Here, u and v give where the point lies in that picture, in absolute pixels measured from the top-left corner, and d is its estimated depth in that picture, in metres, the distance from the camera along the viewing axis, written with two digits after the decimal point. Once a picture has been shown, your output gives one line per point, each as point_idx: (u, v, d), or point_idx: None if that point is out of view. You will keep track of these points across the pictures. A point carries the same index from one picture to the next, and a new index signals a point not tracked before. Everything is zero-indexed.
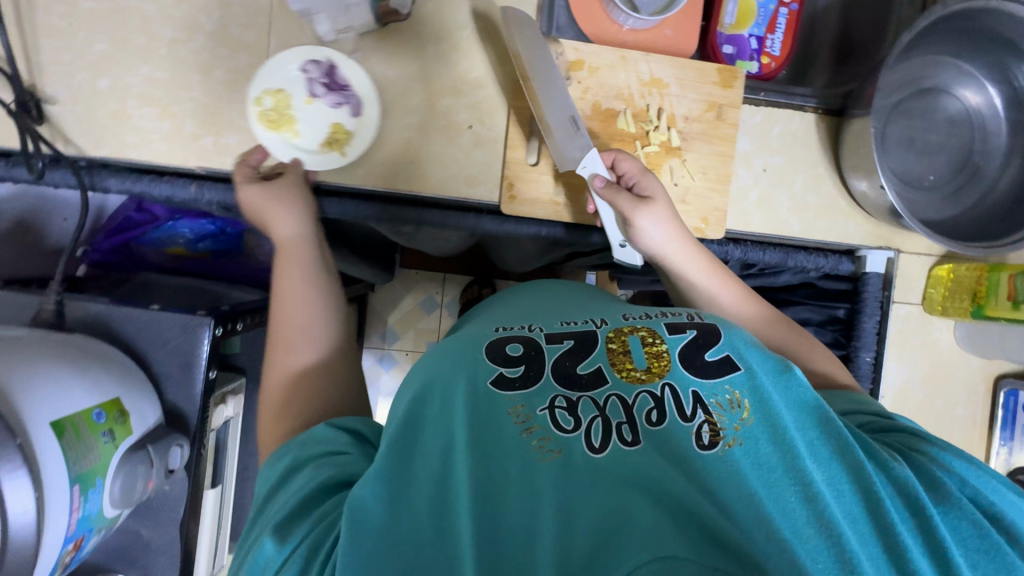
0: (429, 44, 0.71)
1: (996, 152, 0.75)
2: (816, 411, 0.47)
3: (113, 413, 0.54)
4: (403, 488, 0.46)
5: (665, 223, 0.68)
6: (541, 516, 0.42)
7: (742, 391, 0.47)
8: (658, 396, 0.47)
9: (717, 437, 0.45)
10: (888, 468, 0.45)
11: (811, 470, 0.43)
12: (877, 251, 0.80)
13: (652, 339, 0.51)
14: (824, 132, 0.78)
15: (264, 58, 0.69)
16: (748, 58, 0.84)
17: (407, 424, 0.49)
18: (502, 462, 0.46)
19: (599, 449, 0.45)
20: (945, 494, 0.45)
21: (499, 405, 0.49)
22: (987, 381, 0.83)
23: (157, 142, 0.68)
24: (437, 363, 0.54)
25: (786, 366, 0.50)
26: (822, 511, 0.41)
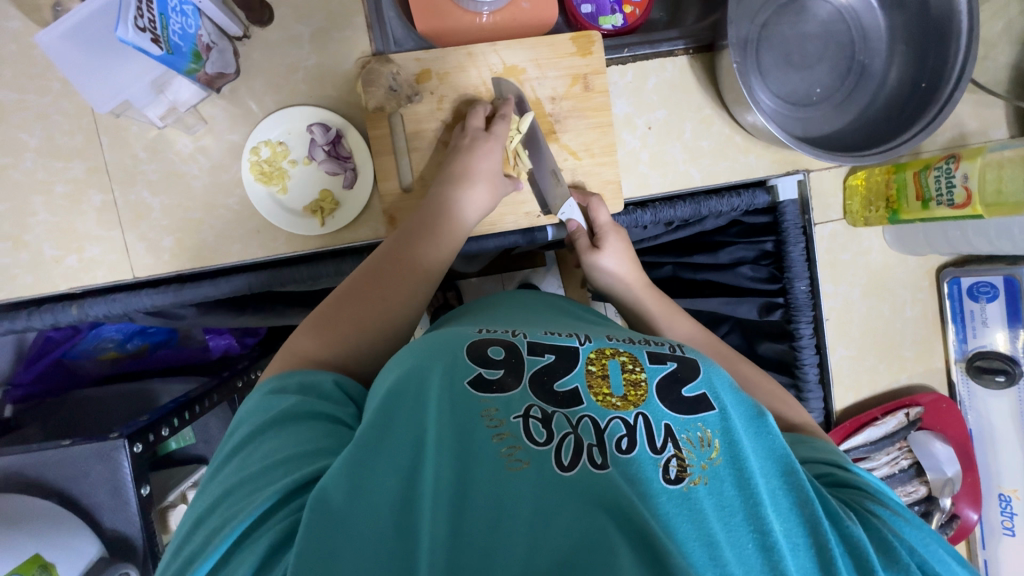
0: (267, 97, 0.67)
1: (878, 47, 0.72)
2: (784, 462, 0.45)
3: (35, 569, 0.55)
4: (368, 481, 0.43)
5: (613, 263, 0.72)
6: (505, 518, 0.40)
7: (714, 430, 0.44)
8: (631, 424, 0.44)
9: (683, 473, 0.42)
10: (844, 526, 0.44)
11: (770, 518, 0.41)
12: (786, 177, 0.78)
13: (632, 365, 0.48)
14: (700, 71, 0.75)
15: (99, 159, 0.65)
16: (610, 12, 0.79)
17: (381, 417, 0.46)
18: (475, 461, 0.43)
19: (569, 467, 0.42)
20: (897, 560, 0.43)
21: (472, 406, 0.46)
22: (929, 276, 0.81)
23: (20, 275, 0.66)
24: (413, 357, 0.51)
25: (760, 412, 0.47)
26: (778, 563, 0.39)
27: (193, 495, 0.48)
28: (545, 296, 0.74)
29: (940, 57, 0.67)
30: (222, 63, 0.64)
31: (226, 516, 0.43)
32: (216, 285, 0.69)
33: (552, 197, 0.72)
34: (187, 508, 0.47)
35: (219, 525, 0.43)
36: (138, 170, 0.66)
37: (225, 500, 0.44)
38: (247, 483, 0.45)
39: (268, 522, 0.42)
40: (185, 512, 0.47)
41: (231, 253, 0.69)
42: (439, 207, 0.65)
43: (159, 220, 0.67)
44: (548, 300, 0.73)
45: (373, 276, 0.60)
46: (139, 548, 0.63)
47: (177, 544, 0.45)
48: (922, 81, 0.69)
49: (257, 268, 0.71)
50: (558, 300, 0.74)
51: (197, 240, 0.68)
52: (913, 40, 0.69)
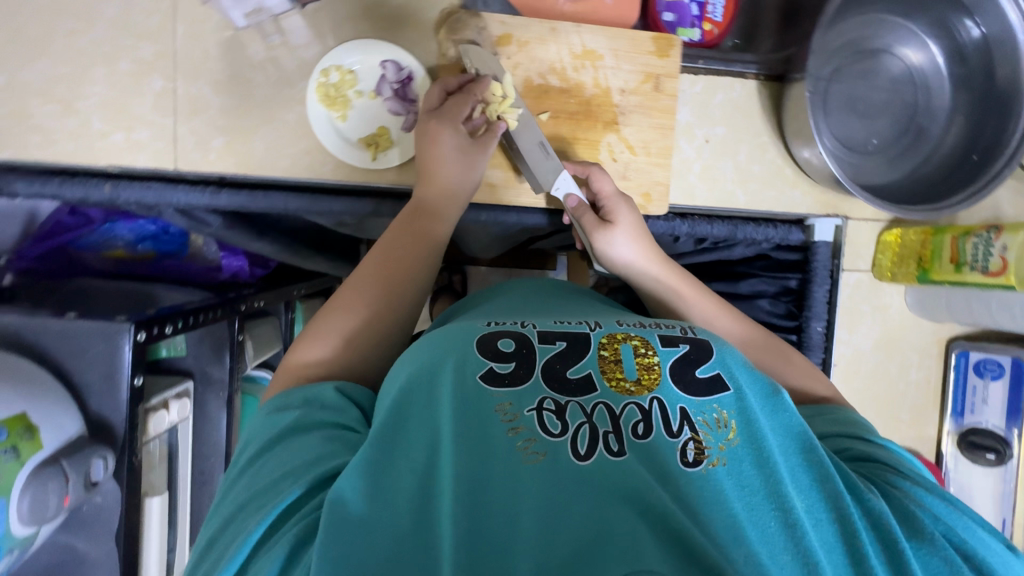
0: (348, 24, 0.67)
1: (939, 113, 0.74)
2: (801, 437, 0.47)
3: (18, 429, 0.53)
4: (383, 481, 0.44)
5: (626, 237, 0.68)
6: (524, 515, 0.40)
7: (729, 411, 0.46)
8: (646, 409, 0.46)
9: (701, 455, 0.44)
10: (864, 500, 0.46)
11: (792, 496, 0.43)
12: (825, 220, 0.79)
13: (644, 350, 0.50)
14: (767, 98, 0.76)
15: (170, 46, 0.65)
16: (689, 25, 0.81)
17: (391, 418, 0.47)
18: (489, 456, 0.43)
19: (585, 456, 0.43)
20: (918, 529, 0.46)
21: (485, 402, 0.47)
22: (939, 345, 0.83)
23: (63, 141, 0.65)
24: (419, 355, 0.52)
25: (775, 392, 0.50)
26: (801, 538, 0.41)
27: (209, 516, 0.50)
28: (553, 279, 0.75)
29: (997, 133, 0.69)
30: None
31: (246, 526, 0.45)
32: (254, 198, 0.70)
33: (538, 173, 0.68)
34: (205, 527, 0.49)
35: (240, 536, 0.45)
36: (205, 66, 0.66)
37: (243, 514, 0.46)
38: (263, 493, 0.47)
39: (286, 525, 0.44)
40: (203, 531, 0.49)
41: (276, 169, 0.68)
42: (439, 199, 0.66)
43: (213, 119, 0.66)
44: (552, 285, 0.74)
45: (379, 279, 0.62)
46: (119, 437, 0.61)
47: (201, 559, 0.47)
48: (974, 154, 0.71)
49: (298, 190, 0.71)
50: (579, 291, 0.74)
51: (246, 147, 0.67)
52: (973, 115, 0.72)
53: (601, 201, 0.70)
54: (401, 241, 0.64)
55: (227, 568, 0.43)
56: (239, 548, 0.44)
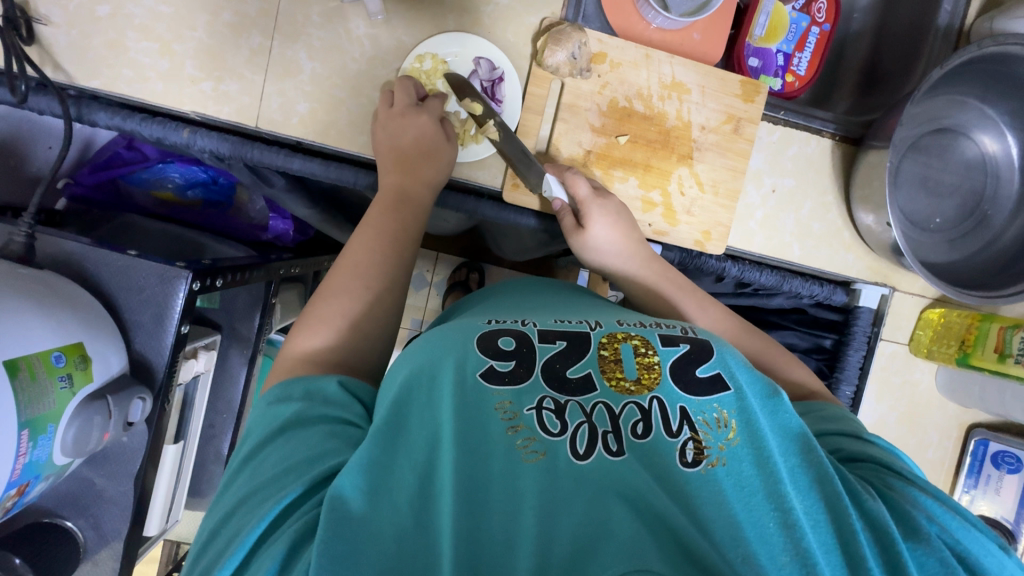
0: (451, 14, 0.68)
1: (1005, 203, 0.75)
2: (800, 437, 0.47)
3: (75, 357, 0.52)
4: (383, 479, 0.44)
5: (604, 232, 0.68)
6: (523, 518, 0.41)
7: (730, 411, 0.47)
8: (646, 408, 0.47)
9: (701, 456, 0.44)
10: (863, 502, 0.45)
11: (790, 497, 0.43)
12: (872, 286, 0.80)
13: (645, 349, 0.51)
14: (838, 159, 0.77)
15: (274, 5, 0.65)
16: (772, 74, 0.83)
17: (392, 415, 0.47)
18: (487, 456, 0.44)
19: (584, 456, 0.44)
20: (914, 530, 0.45)
21: (486, 399, 0.47)
22: (959, 428, 0.84)
23: (153, 80, 0.65)
24: (420, 354, 0.52)
25: (775, 392, 0.50)
26: (798, 538, 0.41)
27: (204, 517, 0.49)
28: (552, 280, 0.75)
29: None
30: None
31: (244, 526, 0.44)
32: (326, 168, 0.70)
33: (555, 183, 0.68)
34: (202, 526, 0.48)
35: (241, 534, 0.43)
36: (304, 31, 0.66)
37: (240, 509, 0.45)
38: (265, 487, 0.45)
39: (287, 519, 0.43)
40: (198, 528, 0.48)
41: (354, 143, 0.69)
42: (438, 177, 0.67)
43: (303, 84, 0.67)
44: (551, 283, 0.75)
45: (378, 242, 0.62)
46: (157, 380, 0.61)
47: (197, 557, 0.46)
48: None
49: (370, 168, 0.72)
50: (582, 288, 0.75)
51: (329, 117, 0.68)
52: None
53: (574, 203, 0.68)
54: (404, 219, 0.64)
55: (226, 564, 0.42)
56: (238, 545, 0.42)
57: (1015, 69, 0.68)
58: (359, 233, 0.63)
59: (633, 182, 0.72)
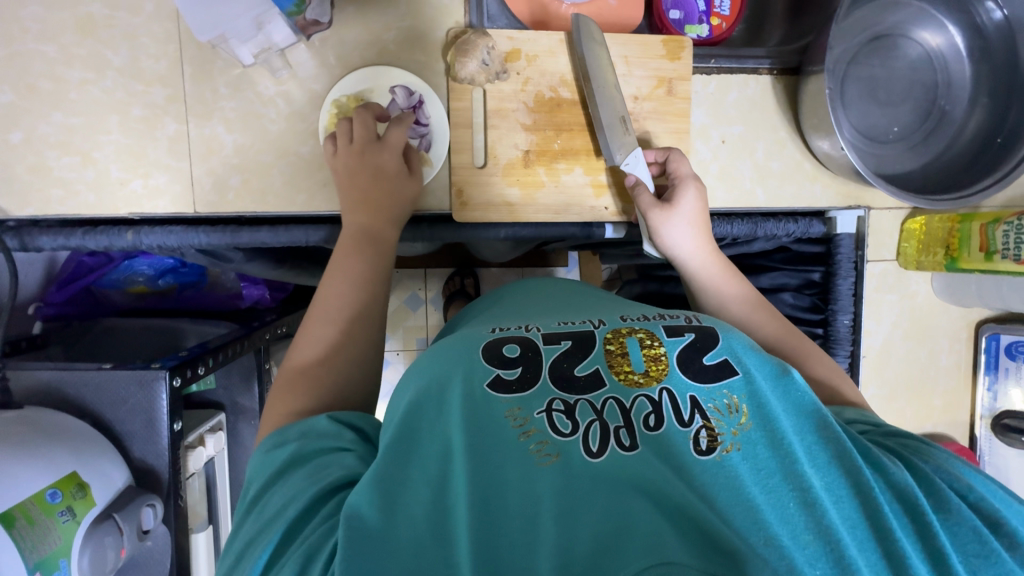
0: (355, 52, 0.67)
1: (961, 95, 0.72)
2: (815, 415, 0.44)
3: (71, 488, 0.55)
4: (398, 492, 0.41)
5: (690, 230, 0.67)
6: (545, 522, 0.39)
7: (740, 395, 0.44)
8: (656, 400, 0.45)
9: (714, 442, 0.42)
10: (887, 473, 0.43)
11: (810, 474, 0.40)
12: (847, 212, 0.78)
13: (650, 341, 0.48)
14: (782, 93, 0.75)
15: (180, 90, 0.65)
16: (697, 21, 0.79)
17: (401, 430, 0.44)
18: (502, 459, 0.42)
19: (598, 454, 0.42)
20: (945, 501, 0.42)
21: (495, 408, 0.45)
22: (968, 328, 0.82)
23: (84, 192, 0.65)
24: (427, 367, 0.49)
25: (785, 369, 0.47)
26: (821, 516, 0.38)
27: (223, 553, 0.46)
28: (578, 287, 0.71)
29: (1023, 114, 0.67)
30: (317, 12, 0.64)
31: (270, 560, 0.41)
32: (275, 233, 0.69)
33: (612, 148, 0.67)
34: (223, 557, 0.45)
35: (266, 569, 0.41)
36: (216, 106, 0.66)
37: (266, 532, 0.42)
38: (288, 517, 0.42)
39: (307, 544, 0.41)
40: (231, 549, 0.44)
41: (295, 203, 0.68)
42: (393, 189, 0.64)
43: (229, 158, 0.66)
44: (565, 284, 0.71)
45: (340, 276, 0.60)
46: (164, 482, 0.62)
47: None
48: (998, 136, 0.70)
49: (319, 222, 0.71)
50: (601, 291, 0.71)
51: (264, 184, 0.67)
52: (997, 94, 0.70)
53: (672, 181, 0.70)
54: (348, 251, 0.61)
55: None
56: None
57: None
58: (326, 278, 0.61)
59: (578, 171, 0.71)
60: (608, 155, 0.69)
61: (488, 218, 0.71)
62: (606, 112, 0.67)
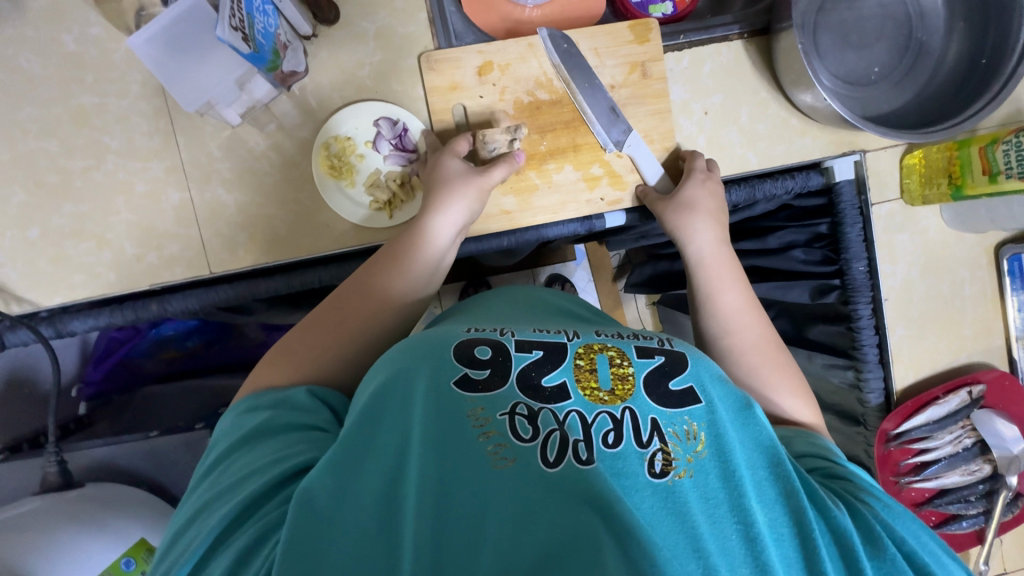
0: (334, 93, 0.69)
1: (936, 24, 0.72)
2: (771, 452, 0.45)
3: (142, 551, 0.72)
4: (352, 479, 0.43)
5: (708, 232, 0.69)
6: (490, 523, 0.40)
7: (700, 423, 0.44)
8: (618, 418, 0.44)
9: (668, 467, 0.42)
10: (830, 515, 0.44)
11: (754, 511, 0.42)
12: (843, 158, 0.77)
13: (619, 359, 0.48)
14: (756, 54, 0.75)
15: (177, 160, 0.68)
16: (659, 0, 0.80)
17: (364, 422, 0.46)
18: (461, 459, 0.43)
19: (554, 464, 0.42)
20: (880, 548, 0.44)
21: (458, 407, 0.45)
22: (988, 253, 0.81)
23: (104, 273, 0.68)
24: (402, 358, 0.50)
25: (748, 403, 0.47)
26: (761, 554, 0.40)
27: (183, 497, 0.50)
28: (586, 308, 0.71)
29: (1002, 33, 0.66)
30: (293, 62, 0.65)
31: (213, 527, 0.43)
32: (289, 280, 0.70)
33: (612, 134, 0.70)
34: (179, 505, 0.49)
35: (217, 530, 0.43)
36: (213, 170, 0.68)
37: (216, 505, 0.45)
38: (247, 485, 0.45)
39: (249, 524, 0.43)
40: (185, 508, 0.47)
41: (303, 247, 0.70)
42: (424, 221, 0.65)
43: (234, 217, 0.69)
44: (566, 301, 0.71)
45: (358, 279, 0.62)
46: None
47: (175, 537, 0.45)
48: (981, 57, 0.68)
49: (329, 261, 0.72)
50: (593, 310, 0.72)
51: (271, 235, 0.70)
52: (973, 17, 0.69)
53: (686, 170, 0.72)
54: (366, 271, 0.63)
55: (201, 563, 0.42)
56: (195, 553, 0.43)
57: None
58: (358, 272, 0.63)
59: (569, 168, 0.73)
60: (602, 141, 0.71)
61: (485, 230, 0.73)
62: (594, 104, 0.69)
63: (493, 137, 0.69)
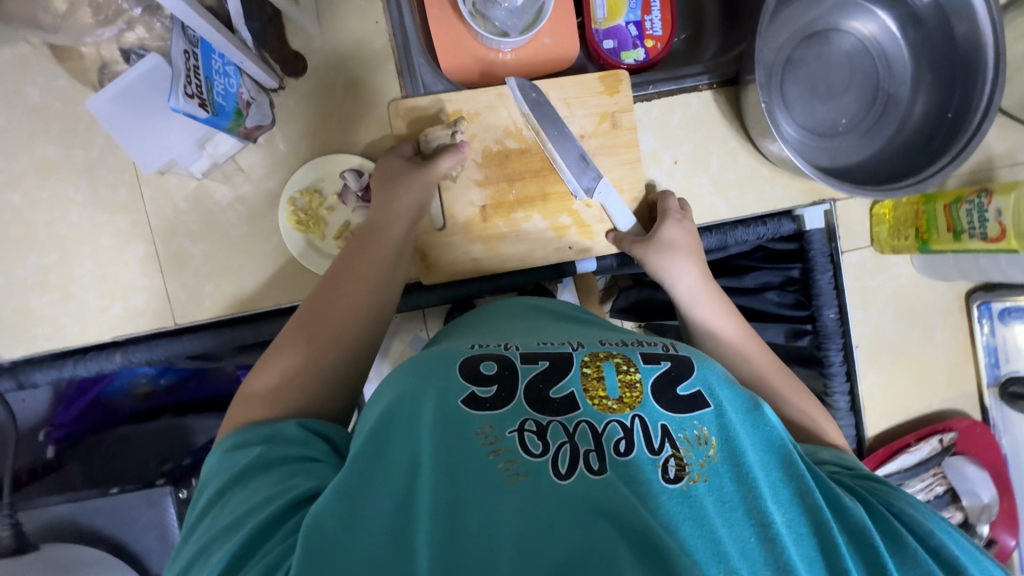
0: (302, 144, 0.69)
1: (904, 76, 0.72)
2: (782, 451, 0.45)
3: None
4: (360, 504, 0.41)
5: (692, 272, 0.69)
6: (504, 540, 0.38)
7: (710, 427, 0.44)
8: (628, 426, 0.44)
9: (682, 472, 0.42)
10: (846, 511, 0.44)
11: (771, 511, 0.41)
12: (813, 207, 0.77)
13: (626, 367, 0.48)
14: (725, 105, 0.75)
15: (143, 212, 0.67)
16: (631, 46, 0.80)
17: (370, 443, 0.44)
18: (468, 477, 0.41)
19: (567, 476, 0.41)
20: (902, 543, 0.44)
21: (465, 426, 0.44)
22: (959, 300, 0.81)
23: (67, 325, 0.67)
24: (405, 377, 0.49)
25: (755, 404, 0.47)
26: (781, 554, 0.39)
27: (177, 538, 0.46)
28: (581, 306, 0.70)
29: (967, 91, 0.65)
30: (258, 119, 0.64)
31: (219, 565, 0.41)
32: (256, 330, 0.71)
33: (583, 181, 0.69)
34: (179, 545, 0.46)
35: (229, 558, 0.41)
36: (179, 221, 0.68)
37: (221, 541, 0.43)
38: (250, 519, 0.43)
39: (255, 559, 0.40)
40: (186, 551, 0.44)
41: (269, 298, 0.70)
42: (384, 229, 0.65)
43: (200, 268, 0.69)
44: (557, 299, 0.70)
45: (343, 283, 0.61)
46: None
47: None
48: (948, 110, 0.67)
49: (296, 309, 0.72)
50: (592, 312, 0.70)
51: (237, 286, 0.69)
52: (939, 72, 0.69)
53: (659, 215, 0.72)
54: (349, 272, 0.61)
55: None
56: None
57: None
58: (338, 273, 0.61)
59: (538, 217, 0.72)
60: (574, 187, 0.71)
61: (455, 277, 0.73)
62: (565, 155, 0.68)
63: (436, 135, 0.68)
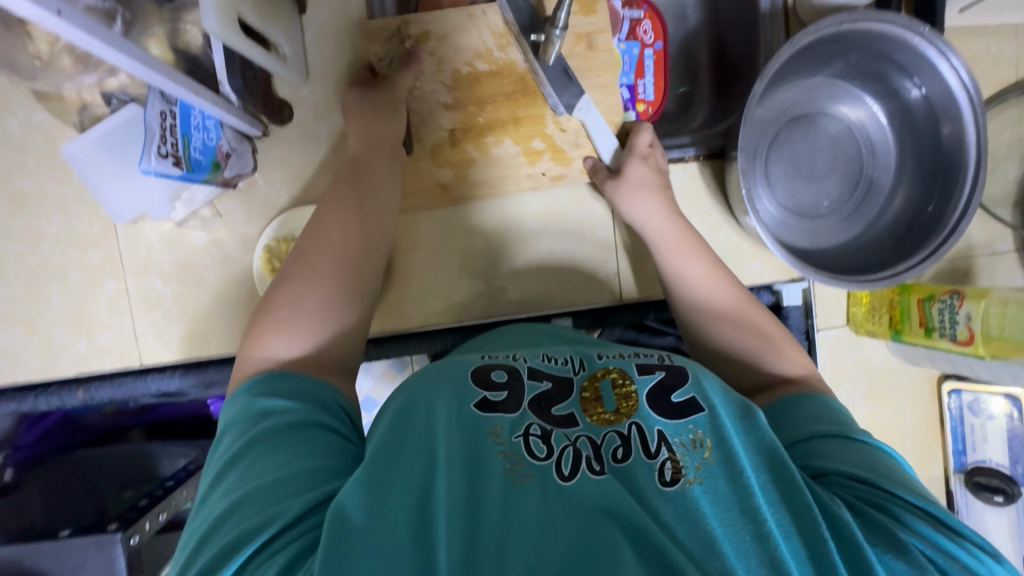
0: (282, 190, 0.69)
1: (887, 163, 0.73)
2: (778, 458, 0.41)
3: None
4: (378, 498, 0.38)
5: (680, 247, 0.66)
6: (517, 539, 0.35)
7: (705, 431, 0.41)
8: (625, 435, 0.41)
9: (678, 475, 0.39)
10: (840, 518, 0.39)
11: (766, 515, 0.37)
12: (791, 284, 0.77)
13: (622, 380, 0.45)
14: (710, 177, 0.76)
15: (115, 250, 0.67)
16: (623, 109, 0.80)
17: (389, 439, 0.41)
18: (482, 475, 0.38)
19: (570, 478, 0.38)
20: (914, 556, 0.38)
21: (479, 427, 0.41)
22: (930, 383, 0.81)
23: (31, 359, 0.67)
24: (417, 382, 0.47)
25: (750, 412, 0.44)
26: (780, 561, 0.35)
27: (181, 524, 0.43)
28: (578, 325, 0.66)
29: (949, 188, 0.65)
30: (240, 165, 0.65)
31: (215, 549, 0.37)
32: (222, 373, 0.69)
33: (563, 98, 0.67)
34: (186, 527, 0.42)
35: (220, 549, 0.37)
36: (152, 261, 0.67)
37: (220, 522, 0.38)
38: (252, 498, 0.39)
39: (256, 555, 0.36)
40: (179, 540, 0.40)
41: (238, 342, 0.69)
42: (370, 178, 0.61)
43: (169, 308, 0.68)
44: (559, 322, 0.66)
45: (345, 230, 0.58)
46: None
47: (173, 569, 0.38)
48: (928, 205, 0.68)
49: None
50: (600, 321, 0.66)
51: (206, 329, 0.69)
52: (924, 168, 0.69)
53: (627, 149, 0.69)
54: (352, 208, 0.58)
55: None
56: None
57: (862, 42, 0.66)
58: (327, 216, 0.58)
59: (508, 141, 0.69)
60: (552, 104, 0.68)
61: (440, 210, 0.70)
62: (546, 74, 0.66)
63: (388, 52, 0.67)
